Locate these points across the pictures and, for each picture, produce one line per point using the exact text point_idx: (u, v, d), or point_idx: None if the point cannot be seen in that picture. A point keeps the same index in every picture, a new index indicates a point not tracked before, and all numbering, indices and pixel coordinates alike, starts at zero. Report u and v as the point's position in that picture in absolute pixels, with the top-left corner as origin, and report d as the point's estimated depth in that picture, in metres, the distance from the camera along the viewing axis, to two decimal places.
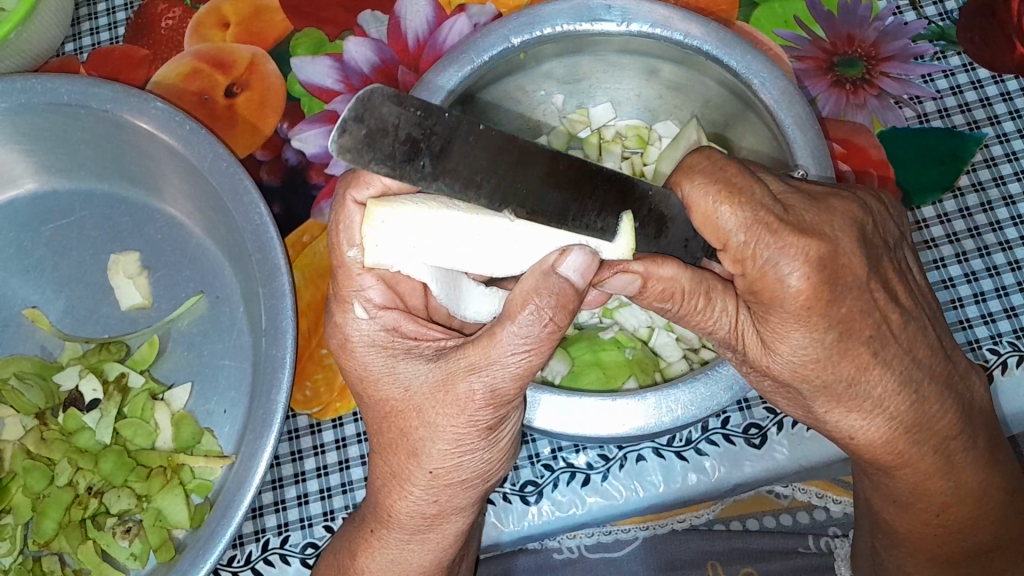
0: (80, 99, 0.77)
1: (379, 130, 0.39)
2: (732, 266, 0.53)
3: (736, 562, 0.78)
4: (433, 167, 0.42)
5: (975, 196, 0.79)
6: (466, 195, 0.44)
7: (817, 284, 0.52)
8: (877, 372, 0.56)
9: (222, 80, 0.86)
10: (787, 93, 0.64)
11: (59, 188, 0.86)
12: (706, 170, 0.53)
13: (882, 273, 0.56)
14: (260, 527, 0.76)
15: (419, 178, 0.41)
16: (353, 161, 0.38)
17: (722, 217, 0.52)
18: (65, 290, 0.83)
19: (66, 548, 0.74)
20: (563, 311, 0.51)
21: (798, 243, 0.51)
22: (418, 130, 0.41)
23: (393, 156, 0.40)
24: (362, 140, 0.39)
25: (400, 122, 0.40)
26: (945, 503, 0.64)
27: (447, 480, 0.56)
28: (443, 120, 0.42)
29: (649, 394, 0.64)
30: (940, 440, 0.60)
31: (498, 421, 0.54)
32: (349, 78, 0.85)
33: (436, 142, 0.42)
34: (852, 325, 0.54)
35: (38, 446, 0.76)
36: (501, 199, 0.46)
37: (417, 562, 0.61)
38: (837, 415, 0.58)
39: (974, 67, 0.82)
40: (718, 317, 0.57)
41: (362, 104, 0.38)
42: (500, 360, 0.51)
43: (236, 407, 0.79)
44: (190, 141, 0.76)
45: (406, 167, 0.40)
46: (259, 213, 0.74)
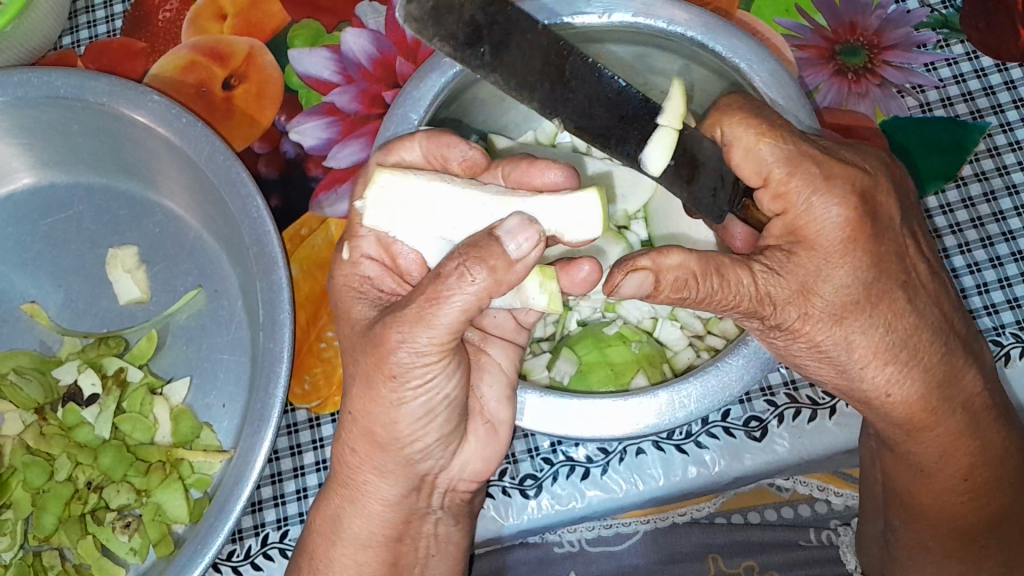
0: (78, 92, 0.76)
1: (446, 8, 0.45)
2: (773, 204, 0.56)
3: (738, 555, 0.76)
4: (491, 57, 0.48)
5: (979, 185, 0.78)
6: (520, 95, 0.50)
7: (862, 216, 0.55)
8: (910, 318, 0.58)
9: (219, 72, 0.86)
10: (775, 73, 0.65)
11: (56, 182, 0.86)
12: (742, 109, 0.57)
13: (914, 228, 0.59)
14: (260, 522, 0.76)
15: (477, 64, 0.47)
16: (417, 30, 0.45)
17: (763, 152, 0.55)
18: (64, 285, 0.82)
19: (66, 543, 0.74)
20: (479, 265, 0.48)
21: (843, 174, 0.55)
22: (482, 17, 0.47)
23: (456, 36, 0.46)
24: (427, 12, 0.45)
25: (464, 3, 0.46)
26: (971, 466, 0.64)
27: (362, 427, 0.56)
28: (506, 14, 0.48)
29: (660, 390, 0.64)
30: (964, 396, 0.62)
31: (402, 370, 0.51)
32: (348, 70, 0.84)
33: (496, 34, 0.48)
34: (888, 266, 0.56)
35: (37, 441, 0.76)
36: (552, 108, 0.51)
37: (358, 533, 0.60)
38: (874, 370, 0.58)
39: (978, 55, 0.81)
40: (739, 288, 0.54)
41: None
42: (414, 301, 0.50)
43: (235, 400, 0.79)
44: (187, 134, 0.76)
45: (467, 50, 0.47)
46: (255, 206, 0.73)
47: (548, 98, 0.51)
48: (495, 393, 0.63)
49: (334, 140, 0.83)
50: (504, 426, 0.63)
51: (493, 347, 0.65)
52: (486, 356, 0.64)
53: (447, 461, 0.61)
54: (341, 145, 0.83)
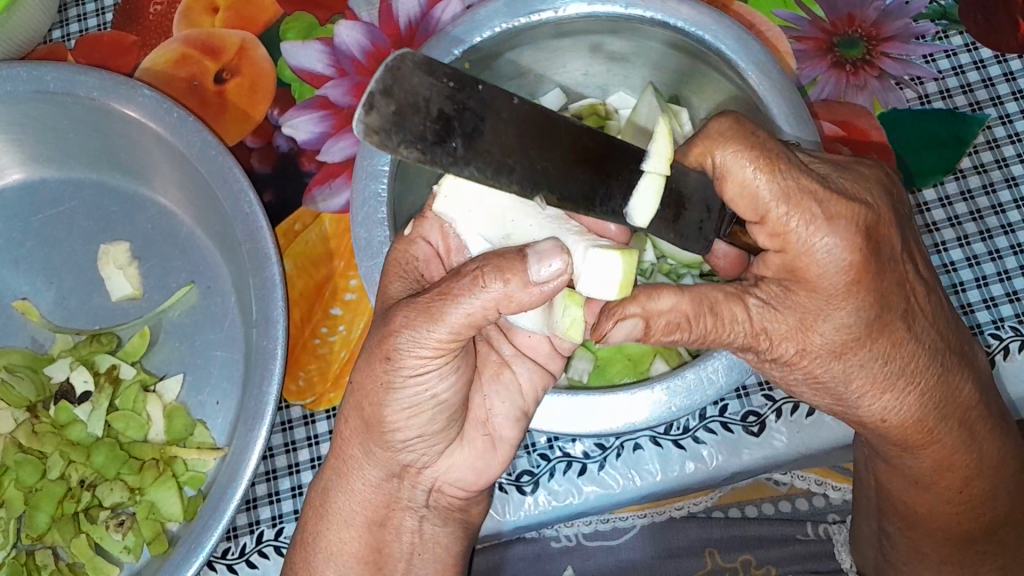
0: (67, 87, 0.75)
1: (410, 105, 0.41)
2: (770, 241, 0.52)
3: (736, 549, 0.76)
4: (466, 148, 0.43)
5: (978, 177, 0.78)
6: (499, 180, 0.45)
7: (863, 258, 0.51)
8: (908, 348, 0.55)
9: (211, 66, 0.85)
10: (740, 37, 0.63)
11: (47, 177, 0.85)
12: (735, 135, 0.51)
13: (908, 244, 0.56)
14: (254, 519, 0.75)
15: (451, 160, 0.42)
16: (379, 142, 0.40)
17: (761, 188, 0.50)
18: (55, 282, 0.82)
19: (59, 542, 0.74)
20: (498, 273, 0.48)
21: (843, 211, 0.51)
22: (450, 107, 0.42)
23: (424, 136, 0.41)
24: (388, 116, 0.40)
25: (430, 96, 0.41)
26: (967, 479, 0.63)
27: (358, 408, 0.55)
28: (473, 96, 0.43)
29: (656, 385, 0.63)
30: (961, 413, 0.60)
31: (400, 354, 0.50)
32: (341, 63, 0.83)
33: (469, 121, 0.43)
34: (888, 298, 0.53)
35: (30, 440, 0.75)
36: (534, 183, 0.46)
37: (349, 511, 0.60)
38: (870, 400, 0.56)
39: (977, 47, 0.80)
40: (732, 328, 0.54)
41: (389, 75, 0.40)
42: (433, 294, 0.49)
43: (229, 398, 0.79)
44: (178, 129, 0.75)
45: (437, 148, 0.42)
46: (248, 202, 0.73)
47: (529, 173, 0.46)
48: (506, 410, 0.63)
49: (327, 134, 0.82)
50: (503, 443, 0.63)
51: (518, 365, 0.64)
52: (509, 372, 0.64)
53: (429, 456, 0.60)
54: (334, 139, 0.82)
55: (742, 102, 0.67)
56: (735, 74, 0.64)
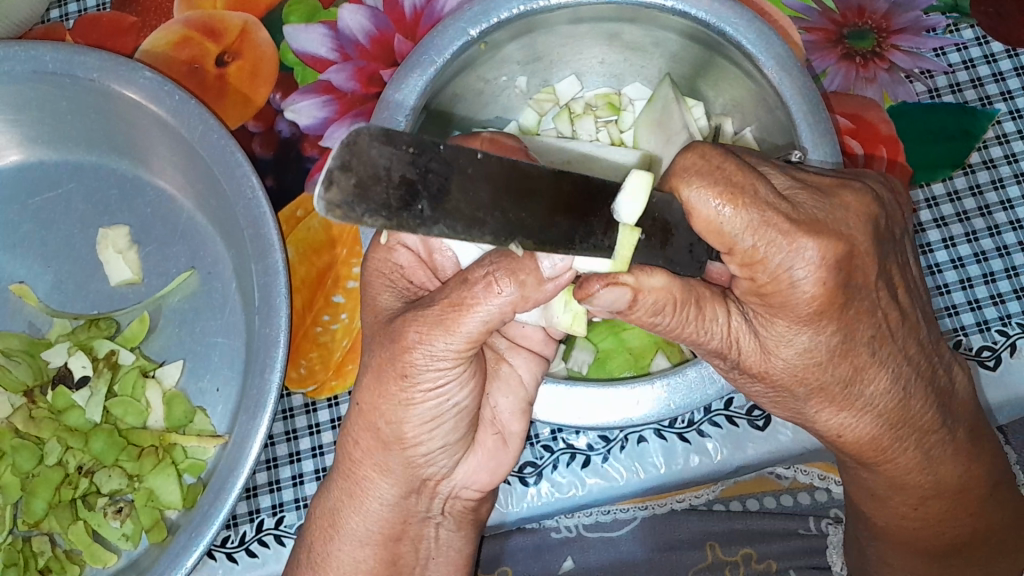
0: (67, 67, 0.74)
1: (370, 176, 0.35)
2: (741, 269, 0.49)
3: (735, 543, 0.76)
4: (431, 211, 0.37)
5: (987, 173, 0.77)
6: (469, 235, 0.38)
7: (831, 288, 0.48)
8: (871, 371, 0.53)
9: (213, 49, 0.83)
10: (762, 34, 0.62)
11: (44, 160, 0.83)
12: (703, 168, 0.46)
13: (887, 268, 0.53)
14: (255, 508, 0.75)
15: (417, 225, 0.36)
16: (343, 217, 0.34)
17: (727, 222, 0.46)
18: (53, 265, 0.81)
19: (56, 529, 0.73)
20: (508, 273, 0.46)
21: (812, 242, 0.47)
22: (411, 170, 0.36)
23: (388, 204, 0.35)
24: (351, 191, 0.34)
25: (391, 165, 0.35)
26: (923, 497, 0.63)
27: (367, 423, 0.54)
28: (437, 155, 0.37)
29: (656, 379, 0.63)
30: (921, 435, 0.59)
31: (416, 370, 0.50)
32: (344, 47, 0.82)
33: (432, 182, 0.37)
34: (854, 327, 0.51)
35: (27, 425, 0.75)
36: (507, 233, 0.40)
37: (364, 531, 0.60)
38: (826, 414, 0.56)
39: (988, 41, 0.80)
40: (710, 327, 0.52)
41: (348, 150, 0.34)
42: (445, 300, 0.48)
43: (229, 385, 0.78)
44: (180, 112, 0.74)
45: (404, 213, 0.36)
46: (251, 186, 0.72)
47: (502, 222, 0.40)
48: (511, 406, 0.63)
49: (330, 120, 0.81)
50: (514, 438, 0.64)
51: (515, 357, 0.63)
52: (507, 365, 0.63)
53: (449, 467, 0.60)
54: (337, 125, 0.81)
55: (760, 98, 0.66)
56: (757, 72, 0.63)
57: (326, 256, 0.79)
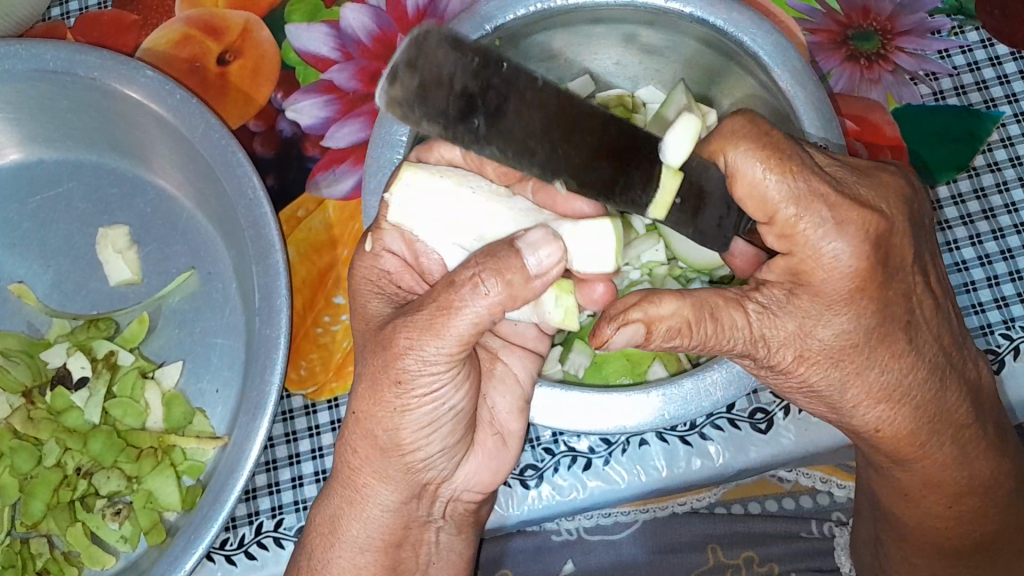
0: (67, 66, 0.74)
1: (433, 83, 0.42)
2: (777, 243, 0.50)
3: (737, 546, 0.76)
4: (487, 129, 0.45)
5: (991, 176, 0.77)
6: (519, 163, 0.47)
7: (873, 263, 0.49)
8: (908, 360, 0.53)
9: (214, 48, 0.83)
10: (779, 46, 0.61)
11: (44, 158, 0.83)
12: (750, 133, 0.49)
13: (921, 255, 0.54)
14: (254, 510, 0.74)
15: (471, 140, 0.45)
16: (403, 114, 0.42)
17: (772, 188, 0.48)
18: (52, 265, 0.80)
19: (55, 531, 0.72)
20: (494, 273, 0.47)
21: (855, 218, 0.49)
22: (473, 85, 0.44)
23: (446, 111, 0.43)
24: (412, 90, 0.42)
25: (455, 73, 0.43)
26: (958, 494, 0.62)
27: (364, 432, 0.54)
28: (497, 75, 0.45)
29: (652, 389, 0.62)
30: (955, 429, 0.58)
31: (409, 376, 0.50)
32: (346, 46, 0.82)
33: (491, 102, 0.45)
34: (894, 309, 0.51)
35: (25, 425, 0.74)
36: (552, 171, 0.48)
37: (364, 536, 0.59)
38: (865, 410, 0.55)
39: (993, 43, 0.79)
40: (732, 334, 0.51)
41: (415, 49, 0.42)
42: (435, 307, 0.48)
43: (229, 386, 0.77)
44: (180, 111, 0.73)
45: (459, 124, 0.44)
46: (252, 186, 0.71)
47: (549, 158, 0.48)
48: (509, 406, 0.63)
49: (332, 120, 0.81)
50: (513, 437, 0.63)
51: (511, 355, 0.64)
52: (502, 364, 0.63)
53: (449, 470, 0.60)
54: (338, 125, 0.80)
55: (770, 105, 0.65)
56: (770, 80, 0.62)
57: (327, 256, 0.79)
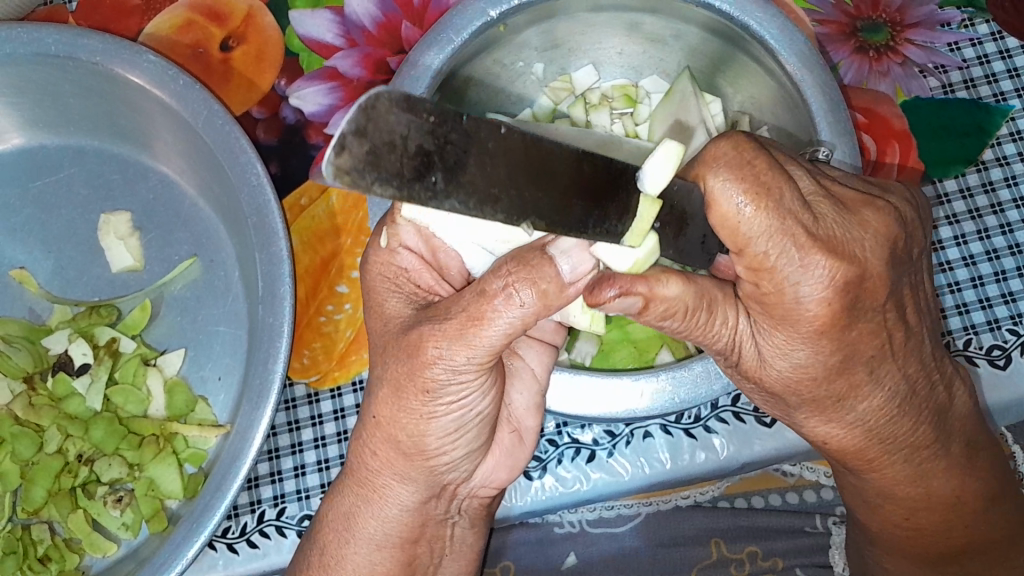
0: (68, 50, 0.73)
1: (385, 143, 0.33)
2: (746, 271, 0.47)
3: (742, 539, 0.77)
4: (446, 184, 0.35)
5: (1000, 170, 0.77)
6: (482, 211, 0.37)
7: (836, 310, 0.48)
8: (866, 390, 0.53)
9: (217, 33, 0.82)
10: (785, 31, 0.60)
11: (46, 144, 0.82)
12: (733, 161, 0.45)
13: (898, 292, 0.52)
14: (256, 498, 0.74)
15: (429, 198, 0.35)
16: (350, 185, 0.32)
17: (747, 223, 0.45)
18: (54, 251, 0.80)
19: (55, 517, 0.72)
20: (529, 284, 0.45)
21: (824, 262, 0.46)
22: (430, 141, 0.35)
23: (401, 173, 0.34)
24: (363, 159, 0.32)
25: (409, 132, 0.34)
26: (911, 511, 0.63)
27: (387, 434, 0.54)
28: (457, 126, 0.35)
29: (661, 372, 0.61)
30: (911, 450, 0.58)
31: (438, 383, 0.50)
32: (351, 33, 0.80)
33: (452, 154, 0.36)
34: (859, 347, 0.50)
35: (26, 411, 0.73)
36: (520, 212, 0.39)
37: (382, 534, 0.60)
38: (814, 423, 0.55)
39: (1003, 36, 0.79)
40: (719, 330, 0.51)
41: (364, 114, 0.32)
42: (457, 318, 0.47)
43: (232, 374, 0.77)
44: (184, 97, 0.73)
45: (416, 185, 0.34)
46: (255, 172, 0.71)
47: (516, 201, 0.38)
48: (525, 401, 0.64)
49: (335, 107, 0.80)
50: (530, 434, 0.65)
51: (527, 350, 0.63)
52: (519, 360, 0.63)
53: (467, 473, 0.60)
54: (342, 112, 0.80)
55: (779, 95, 0.65)
56: (779, 68, 0.61)
57: (331, 243, 0.78)
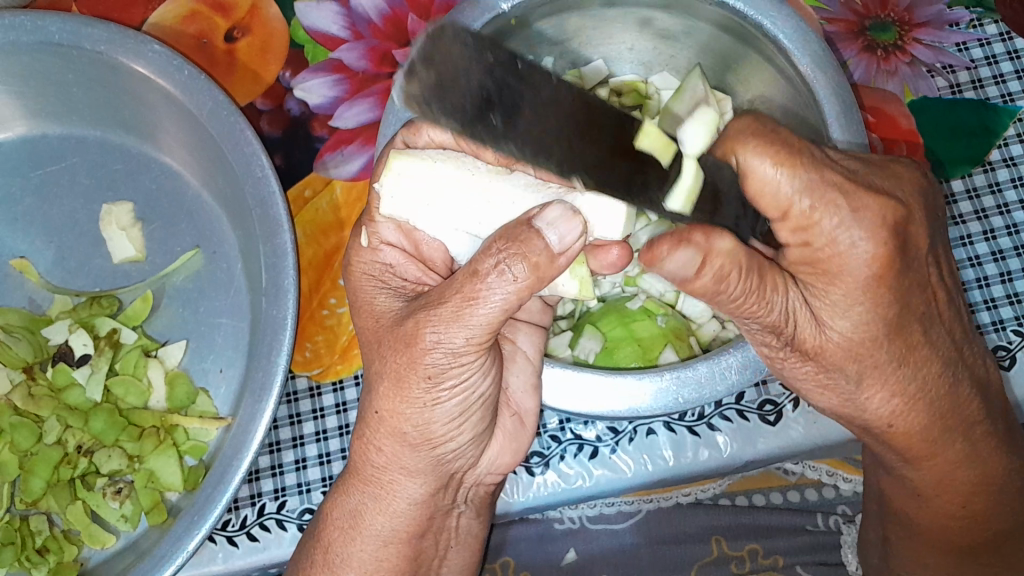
0: (73, 39, 0.72)
1: (451, 78, 0.39)
2: (792, 237, 0.49)
3: (742, 538, 0.77)
4: (503, 124, 0.40)
5: (1006, 171, 0.77)
6: (535, 158, 0.42)
7: (891, 251, 0.48)
8: (922, 353, 0.53)
9: (222, 23, 0.81)
10: (798, 31, 0.60)
11: (48, 133, 0.82)
12: (760, 132, 0.47)
13: (935, 249, 0.54)
14: (256, 491, 0.74)
15: (488, 136, 0.40)
16: (422, 112, 0.39)
17: (783, 184, 0.46)
18: (55, 241, 0.79)
19: (55, 508, 0.72)
20: (518, 258, 0.45)
21: (875, 207, 0.48)
22: (489, 82, 0.40)
23: (464, 109, 0.39)
24: (429, 89, 0.38)
25: (471, 73, 0.39)
26: (970, 493, 0.62)
27: (391, 429, 0.53)
28: (516, 72, 0.40)
29: (665, 372, 0.61)
30: (966, 427, 0.58)
31: (439, 370, 0.49)
32: (356, 25, 0.80)
33: (508, 98, 0.40)
34: (910, 301, 0.51)
35: (25, 403, 0.73)
36: (571, 167, 0.43)
37: (388, 530, 0.60)
38: (878, 402, 0.54)
39: (1012, 37, 0.78)
40: (774, 298, 0.50)
41: (431, 45, 0.38)
42: (452, 300, 0.47)
43: (233, 366, 0.77)
44: (189, 88, 0.72)
45: (477, 125, 0.40)
46: (260, 164, 0.70)
47: (567, 155, 0.43)
48: (522, 383, 0.64)
49: (340, 99, 0.79)
50: (530, 416, 0.65)
51: (517, 336, 0.65)
52: (511, 345, 0.64)
53: (473, 458, 0.60)
54: (347, 105, 0.79)
55: (787, 90, 0.64)
56: (790, 65, 0.61)
57: (334, 238, 0.78)
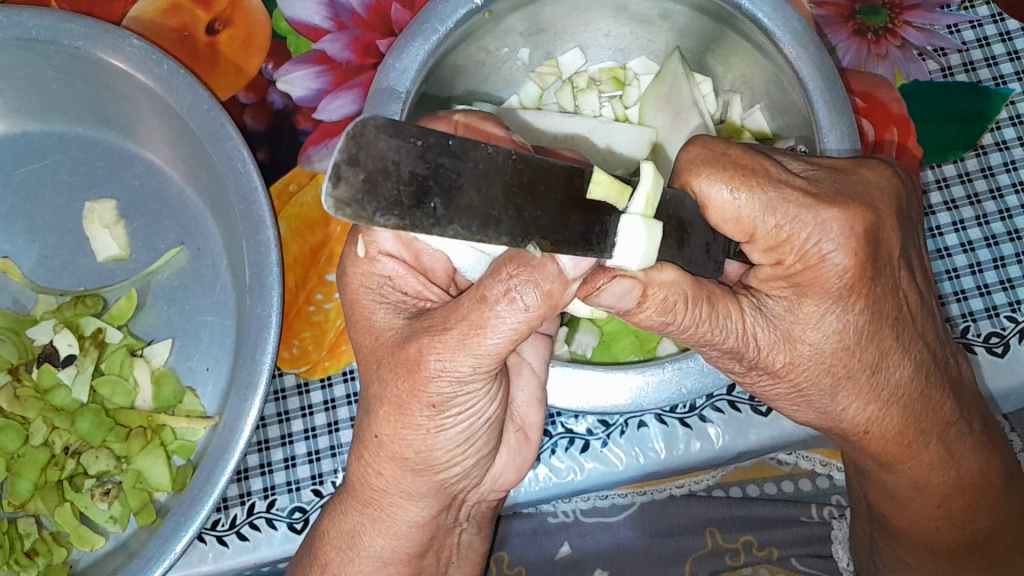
0: (51, 34, 0.71)
1: (380, 171, 0.32)
2: (764, 257, 0.49)
3: (737, 530, 0.77)
4: (445, 209, 0.34)
5: (999, 155, 0.76)
6: (484, 235, 0.35)
7: (863, 260, 0.48)
8: (896, 357, 0.52)
9: (203, 16, 0.80)
10: (780, 8, 0.58)
11: (29, 131, 0.81)
12: (708, 157, 0.47)
13: (908, 252, 0.53)
14: (246, 490, 0.73)
15: (431, 225, 0.33)
16: (354, 217, 0.31)
17: (744, 208, 0.46)
18: (39, 239, 0.78)
19: (43, 510, 0.71)
20: (533, 288, 0.44)
21: (839, 216, 0.47)
22: (421, 166, 0.33)
23: (400, 201, 0.32)
24: (360, 188, 0.31)
25: (401, 158, 0.33)
26: (947, 494, 0.61)
27: (394, 453, 0.52)
28: (446, 147, 0.34)
29: (667, 364, 0.60)
30: (942, 428, 0.57)
31: (447, 398, 0.49)
32: (340, 16, 0.78)
33: (444, 178, 0.34)
34: (881, 306, 0.50)
35: (11, 404, 0.72)
36: (524, 232, 0.37)
37: (389, 551, 0.59)
38: (852, 411, 0.53)
39: (1004, 18, 0.77)
40: (725, 325, 0.49)
41: (353, 142, 0.31)
42: (457, 327, 0.46)
43: (221, 363, 0.76)
44: (168, 83, 0.71)
45: (417, 212, 0.33)
46: (242, 160, 0.69)
47: (516, 222, 0.36)
48: (527, 398, 0.63)
49: (324, 91, 0.78)
50: (534, 431, 0.64)
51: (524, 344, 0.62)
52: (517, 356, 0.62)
53: (479, 477, 0.59)
54: (331, 96, 0.78)
55: (771, 73, 0.63)
56: (772, 44, 0.59)
57: (320, 233, 0.77)
